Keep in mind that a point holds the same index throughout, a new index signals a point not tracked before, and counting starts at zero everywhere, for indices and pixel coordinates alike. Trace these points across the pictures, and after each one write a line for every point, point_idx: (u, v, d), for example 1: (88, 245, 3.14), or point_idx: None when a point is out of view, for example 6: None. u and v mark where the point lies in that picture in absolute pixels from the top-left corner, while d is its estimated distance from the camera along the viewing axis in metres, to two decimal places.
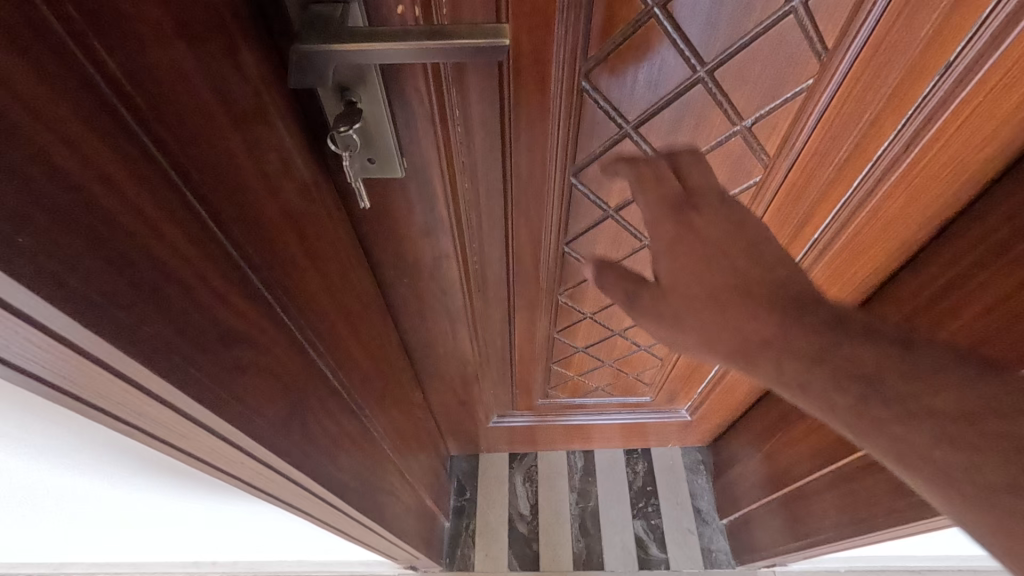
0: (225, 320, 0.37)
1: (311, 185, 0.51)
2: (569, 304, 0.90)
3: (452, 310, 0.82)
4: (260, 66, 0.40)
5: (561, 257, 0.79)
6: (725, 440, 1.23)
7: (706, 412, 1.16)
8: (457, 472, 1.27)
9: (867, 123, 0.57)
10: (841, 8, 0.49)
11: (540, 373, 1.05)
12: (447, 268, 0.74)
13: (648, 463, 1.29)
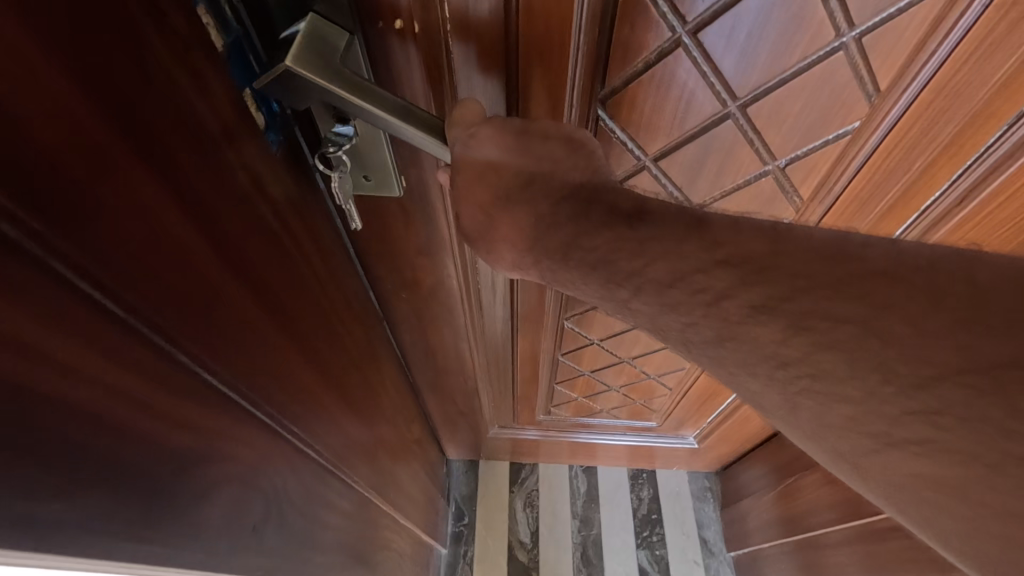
0: (189, 449, 0.31)
1: (308, 243, 0.45)
2: (575, 331, 0.83)
3: (453, 328, 0.77)
4: (231, 127, 0.33)
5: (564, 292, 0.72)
6: (736, 470, 1.19)
7: (713, 443, 1.12)
8: (456, 495, 1.22)
9: (918, 171, 0.52)
10: (900, 48, 0.43)
11: (542, 392, 1.00)
12: (447, 290, 0.69)
13: (653, 490, 1.24)
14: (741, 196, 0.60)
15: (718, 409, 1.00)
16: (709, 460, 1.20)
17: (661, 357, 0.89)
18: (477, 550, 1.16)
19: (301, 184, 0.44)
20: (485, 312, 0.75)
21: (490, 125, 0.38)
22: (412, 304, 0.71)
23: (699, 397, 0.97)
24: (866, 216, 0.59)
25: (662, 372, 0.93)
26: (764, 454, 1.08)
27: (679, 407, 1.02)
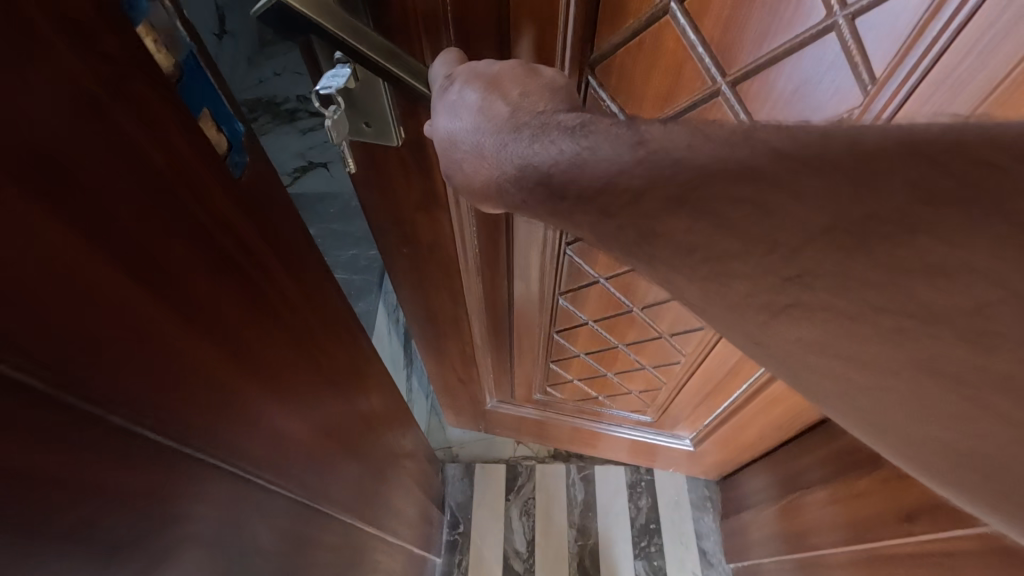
0: (95, 493, 0.29)
1: (273, 240, 0.42)
2: (567, 310, 0.80)
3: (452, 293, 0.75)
4: (192, 153, 0.32)
5: (559, 260, 0.68)
6: (739, 480, 1.16)
7: (748, 433, 0.99)
8: (451, 504, 1.20)
9: None
10: (896, 33, 0.40)
11: (537, 369, 0.97)
12: (445, 251, 0.66)
13: (651, 500, 1.21)
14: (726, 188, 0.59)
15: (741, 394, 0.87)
16: (748, 452, 1.07)
17: (653, 347, 0.85)
18: (471, 559, 1.15)
19: (276, 206, 0.42)
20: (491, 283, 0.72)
21: (465, 68, 0.40)
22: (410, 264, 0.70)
23: (724, 375, 0.84)
24: None
25: (655, 364, 0.88)
26: (817, 442, 0.92)
27: (702, 391, 0.91)
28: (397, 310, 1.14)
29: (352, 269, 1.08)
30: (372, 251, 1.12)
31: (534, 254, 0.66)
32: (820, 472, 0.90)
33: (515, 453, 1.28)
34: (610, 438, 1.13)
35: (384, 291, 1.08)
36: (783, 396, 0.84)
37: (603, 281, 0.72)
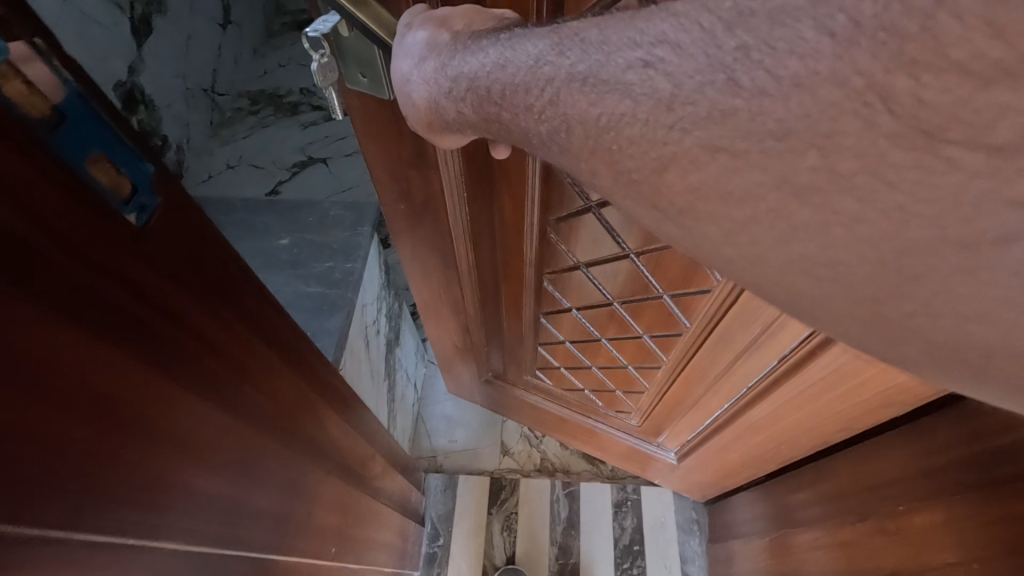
0: None
1: (175, 279, 0.41)
2: (556, 291, 0.84)
3: (442, 252, 0.79)
4: (76, 212, 0.32)
5: (545, 240, 0.73)
6: (728, 506, 1.11)
7: (777, 440, 0.81)
8: (432, 514, 1.17)
9: None
10: None
11: (527, 352, 1.01)
12: (436, 211, 0.70)
13: (637, 520, 1.18)
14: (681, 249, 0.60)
15: (772, 384, 0.70)
16: (775, 464, 0.88)
17: (635, 346, 0.86)
18: None
19: (188, 240, 0.42)
20: (479, 244, 0.77)
21: (424, 16, 0.42)
22: (410, 221, 0.75)
23: (752, 353, 0.67)
24: None
25: (638, 364, 0.89)
26: (866, 456, 0.71)
27: (721, 376, 0.76)
28: (378, 317, 1.19)
29: (329, 283, 1.12)
30: (352, 264, 1.14)
31: (522, 219, 0.70)
32: (814, 513, 0.80)
33: (501, 465, 1.25)
34: (599, 436, 1.15)
35: (360, 304, 1.10)
36: (765, 425, 0.79)
37: (585, 267, 0.75)
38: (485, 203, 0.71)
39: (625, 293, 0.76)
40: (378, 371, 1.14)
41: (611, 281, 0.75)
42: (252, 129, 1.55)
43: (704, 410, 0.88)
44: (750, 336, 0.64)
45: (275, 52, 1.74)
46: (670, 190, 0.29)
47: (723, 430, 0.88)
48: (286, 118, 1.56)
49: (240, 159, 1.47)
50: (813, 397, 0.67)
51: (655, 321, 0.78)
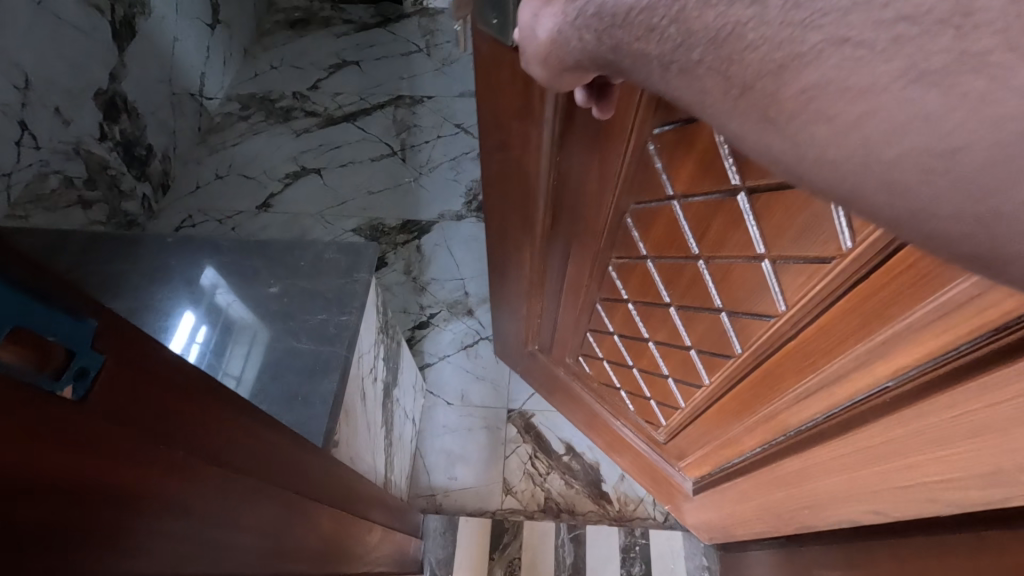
0: None
1: (140, 456, 0.27)
2: (616, 276, 0.86)
3: (522, 199, 0.82)
4: None
5: (621, 216, 0.74)
6: (743, 563, 1.03)
7: (806, 501, 0.74)
8: (430, 560, 1.10)
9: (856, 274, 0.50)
10: None
11: (575, 330, 1.04)
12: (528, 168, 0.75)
13: (645, 567, 1.10)
14: (774, 226, 0.55)
15: (810, 430, 0.68)
16: (792, 529, 0.81)
17: (680, 359, 0.86)
18: None
19: (148, 368, 0.29)
20: (559, 209, 0.80)
21: None
22: (500, 174, 0.81)
23: (805, 396, 0.66)
24: (898, 317, 0.49)
25: (678, 377, 0.90)
26: (913, 559, 0.60)
27: (765, 413, 0.75)
28: (376, 362, 0.87)
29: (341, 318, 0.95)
30: (345, 315, 0.73)
31: (606, 192, 0.72)
32: None
33: (502, 505, 1.18)
34: (625, 443, 1.14)
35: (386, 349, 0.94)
36: (790, 480, 0.75)
37: (652, 260, 0.76)
38: (571, 168, 0.73)
39: (684, 300, 0.76)
40: (373, 425, 0.89)
41: (673, 284, 0.76)
42: (242, 135, 1.79)
43: (734, 442, 0.86)
44: (803, 379, 0.65)
45: (265, 54, 2.03)
46: (784, 96, 0.26)
47: (748, 475, 0.85)
48: (279, 124, 1.82)
49: (229, 170, 1.71)
50: (846, 459, 0.63)
51: (706, 337, 0.78)
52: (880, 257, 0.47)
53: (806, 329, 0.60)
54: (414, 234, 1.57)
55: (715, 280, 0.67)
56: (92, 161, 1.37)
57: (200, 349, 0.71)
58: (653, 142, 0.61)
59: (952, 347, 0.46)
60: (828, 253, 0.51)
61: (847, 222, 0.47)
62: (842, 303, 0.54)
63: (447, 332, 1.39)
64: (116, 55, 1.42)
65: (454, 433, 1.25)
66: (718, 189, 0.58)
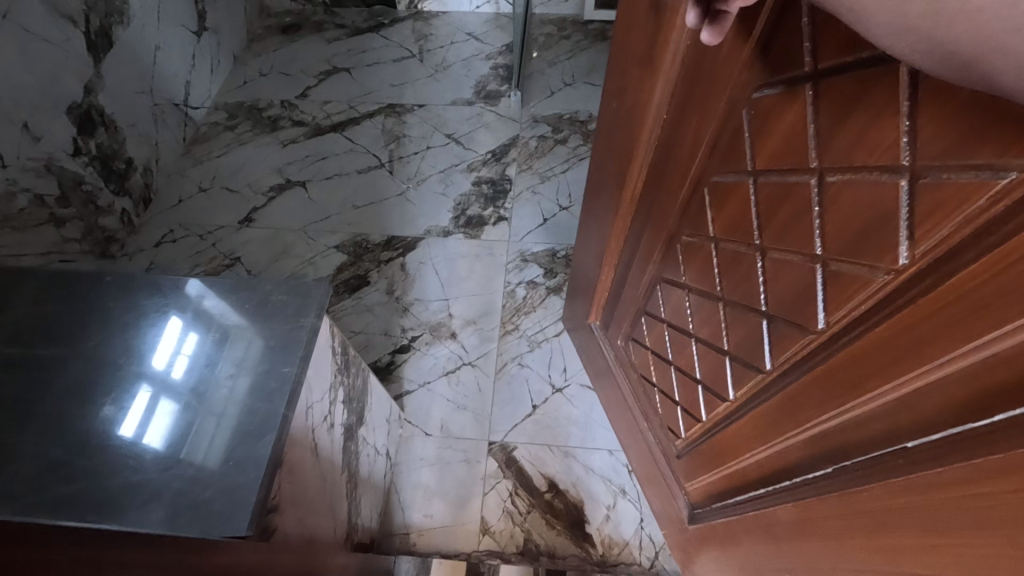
0: None
1: None
2: (679, 256, 0.83)
3: (619, 152, 0.85)
4: None
5: (698, 188, 0.73)
6: None
7: (789, 561, 0.67)
8: None
9: (900, 295, 0.45)
10: None
11: (634, 310, 1.04)
12: (630, 119, 0.79)
13: None
14: (844, 212, 0.49)
15: (814, 478, 0.62)
16: None
17: (714, 363, 0.81)
18: None
19: None
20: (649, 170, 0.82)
21: None
22: (610, 122, 0.85)
23: (817, 438, 0.60)
24: (933, 361, 0.43)
25: (708, 385, 0.84)
26: None
27: (776, 447, 0.69)
28: (334, 407, 0.81)
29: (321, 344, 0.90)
30: (288, 366, 0.67)
31: (694, 162, 0.71)
32: None
33: (478, 547, 1.12)
34: (645, 452, 1.10)
35: (354, 387, 0.89)
36: (778, 536, 0.69)
37: (715, 243, 0.72)
38: (665, 127, 0.74)
39: (734, 295, 0.71)
40: (333, 474, 0.83)
41: (728, 273, 0.71)
42: (227, 146, 1.75)
43: (739, 473, 0.80)
44: (821, 417, 0.58)
45: (254, 60, 1.99)
46: None
47: (743, 515, 0.78)
48: (264, 135, 1.77)
49: (212, 182, 1.66)
50: (836, 518, 0.56)
51: (744, 345, 0.72)
52: (934, 280, 0.42)
53: (833, 358, 0.55)
54: (399, 252, 1.51)
55: (766, 278, 0.64)
56: (65, 177, 1.34)
57: (189, 362, 0.68)
58: (748, 110, 0.59)
59: (985, 416, 0.40)
60: (880, 264, 0.46)
61: (909, 229, 0.43)
62: (880, 330, 0.48)
63: (429, 357, 1.33)
64: (91, 67, 1.38)
65: (431, 466, 1.20)
66: (796, 169, 0.54)
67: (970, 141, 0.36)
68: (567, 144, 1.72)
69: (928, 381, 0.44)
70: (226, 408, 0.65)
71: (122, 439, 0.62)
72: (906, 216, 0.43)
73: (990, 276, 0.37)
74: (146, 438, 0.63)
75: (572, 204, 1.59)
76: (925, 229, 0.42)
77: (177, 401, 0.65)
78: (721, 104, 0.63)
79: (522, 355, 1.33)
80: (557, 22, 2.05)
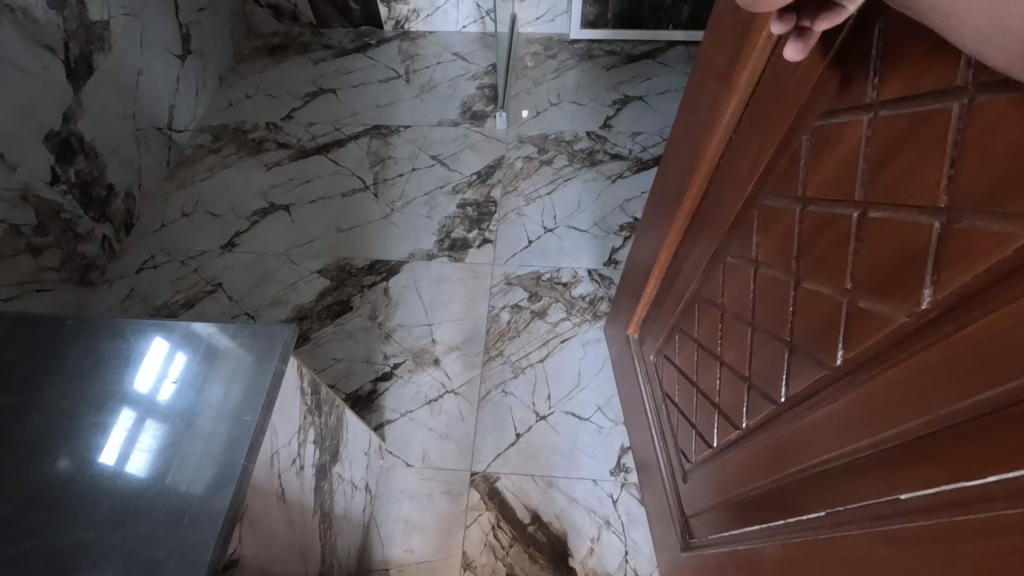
0: None
1: None
2: (720, 278, 0.80)
3: (683, 164, 0.83)
4: None
5: (749, 212, 0.70)
6: None
7: None
8: None
9: (918, 338, 0.43)
10: None
11: (667, 324, 1.03)
12: (701, 137, 0.76)
13: None
14: (880, 246, 0.47)
15: (807, 520, 0.60)
16: None
17: (732, 388, 0.79)
18: None
19: None
20: (710, 189, 0.79)
21: None
22: (683, 134, 0.82)
23: (812, 478, 0.59)
24: (942, 414, 0.42)
25: (723, 412, 0.83)
26: None
27: (773, 482, 0.67)
28: (304, 447, 0.79)
29: None
30: (249, 415, 0.65)
31: (750, 184, 0.69)
32: None
33: None
34: (657, 480, 1.08)
35: (326, 426, 0.88)
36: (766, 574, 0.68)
37: (757, 267, 0.70)
38: (731, 146, 0.71)
39: (763, 321, 0.69)
40: (302, 517, 0.81)
41: (763, 300, 0.69)
42: (212, 169, 1.74)
43: (733, 505, 0.79)
44: (823, 457, 0.56)
45: (240, 82, 1.98)
46: None
47: (733, 549, 0.76)
48: (249, 157, 1.76)
49: (195, 207, 1.65)
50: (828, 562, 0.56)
51: (763, 374, 0.70)
52: (951, 328, 0.40)
53: (844, 398, 0.53)
54: (382, 276, 1.49)
55: (795, 308, 0.61)
56: (42, 206, 1.32)
57: (175, 388, 0.67)
58: (809, 136, 0.56)
59: (977, 477, 0.39)
60: (903, 306, 0.45)
61: (935, 273, 0.41)
62: (891, 373, 0.46)
63: (411, 385, 1.31)
64: (71, 94, 1.37)
65: (412, 499, 1.17)
66: (842, 201, 0.52)
67: (1007, 189, 0.35)
68: (552, 164, 1.71)
69: (931, 433, 0.43)
70: (214, 428, 0.65)
71: (104, 468, 0.62)
72: (934, 259, 0.41)
73: (1003, 330, 0.36)
74: (128, 465, 0.62)
75: (557, 225, 1.58)
76: (949, 274, 0.40)
77: (161, 428, 0.65)
78: (783, 127, 0.60)
79: (506, 382, 1.32)
80: (543, 42, 2.06)
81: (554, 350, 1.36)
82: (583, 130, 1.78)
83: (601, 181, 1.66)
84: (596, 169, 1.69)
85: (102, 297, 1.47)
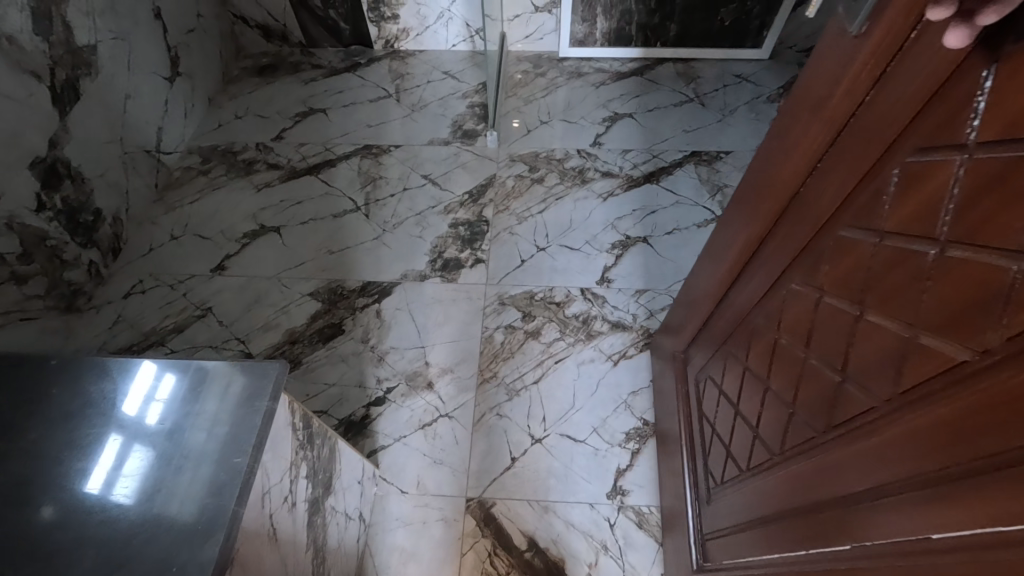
0: None
1: None
2: (781, 303, 0.78)
3: (761, 187, 0.80)
4: None
5: (820, 242, 0.68)
6: None
7: None
8: None
9: (978, 379, 0.43)
10: None
11: (716, 339, 1.02)
12: (784, 162, 0.73)
13: None
14: (954, 286, 0.46)
15: (829, 551, 0.59)
16: None
17: (774, 414, 0.78)
18: None
19: None
20: (785, 215, 0.76)
21: None
22: (765, 157, 0.79)
23: (838, 508, 0.58)
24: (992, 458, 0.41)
25: (761, 437, 0.81)
26: None
27: (799, 509, 0.67)
28: (296, 483, 0.78)
29: None
30: (238, 457, 0.64)
31: (828, 213, 0.66)
32: None
33: None
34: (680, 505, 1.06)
35: (319, 458, 0.86)
36: None
37: (819, 296, 0.68)
38: (811, 173, 0.69)
39: (817, 351, 0.67)
40: (295, 554, 0.80)
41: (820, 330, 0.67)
42: (201, 191, 1.72)
43: (755, 530, 0.78)
44: (855, 489, 0.56)
45: (229, 103, 1.98)
46: None
47: None
48: (240, 178, 1.75)
49: (185, 230, 1.64)
50: None
51: (807, 402, 0.69)
52: (1012, 372, 0.40)
53: (890, 432, 0.52)
54: (374, 297, 1.49)
55: (854, 340, 0.60)
56: (27, 233, 1.31)
57: (163, 409, 0.67)
58: (898, 172, 0.54)
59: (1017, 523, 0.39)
60: (967, 344, 0.44)
61: (1006, 316, 0.41)
62: (943, 410, 0.46)
63: (405, 410, 1.30)
64: (57, 120, 1.36)
65: (408, 527, 1.16)
66: (920, 237, 0.51)
67: None
68: (544, 183, 1.71)
69: (975, 476, 0.43)
70: (195, 466, 0.63)
71: (88, 496, 0.62)
72: (1005, 302, 0.41)
73: None
74: (113, 495, 0.62)
75: (549, 244, 1.58)
76: (1019, 318, 0.40)
77: (148, 452, 0.65)
78: (872, 160, 0.58)
79: (501, 405, 1.31)
80: (532, 60, 2.07)
81: (548, 371, 1.35)
82: (574, 147, 1.79)
83: (593, 199, 1.67)
84: (588, 187, 1.69)
85: (89, 324, 1.45)
